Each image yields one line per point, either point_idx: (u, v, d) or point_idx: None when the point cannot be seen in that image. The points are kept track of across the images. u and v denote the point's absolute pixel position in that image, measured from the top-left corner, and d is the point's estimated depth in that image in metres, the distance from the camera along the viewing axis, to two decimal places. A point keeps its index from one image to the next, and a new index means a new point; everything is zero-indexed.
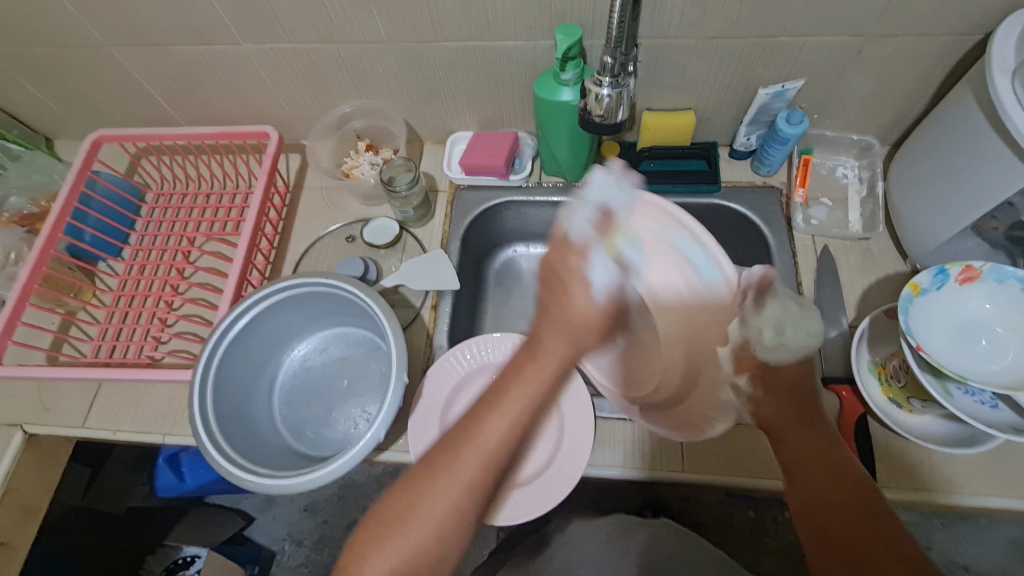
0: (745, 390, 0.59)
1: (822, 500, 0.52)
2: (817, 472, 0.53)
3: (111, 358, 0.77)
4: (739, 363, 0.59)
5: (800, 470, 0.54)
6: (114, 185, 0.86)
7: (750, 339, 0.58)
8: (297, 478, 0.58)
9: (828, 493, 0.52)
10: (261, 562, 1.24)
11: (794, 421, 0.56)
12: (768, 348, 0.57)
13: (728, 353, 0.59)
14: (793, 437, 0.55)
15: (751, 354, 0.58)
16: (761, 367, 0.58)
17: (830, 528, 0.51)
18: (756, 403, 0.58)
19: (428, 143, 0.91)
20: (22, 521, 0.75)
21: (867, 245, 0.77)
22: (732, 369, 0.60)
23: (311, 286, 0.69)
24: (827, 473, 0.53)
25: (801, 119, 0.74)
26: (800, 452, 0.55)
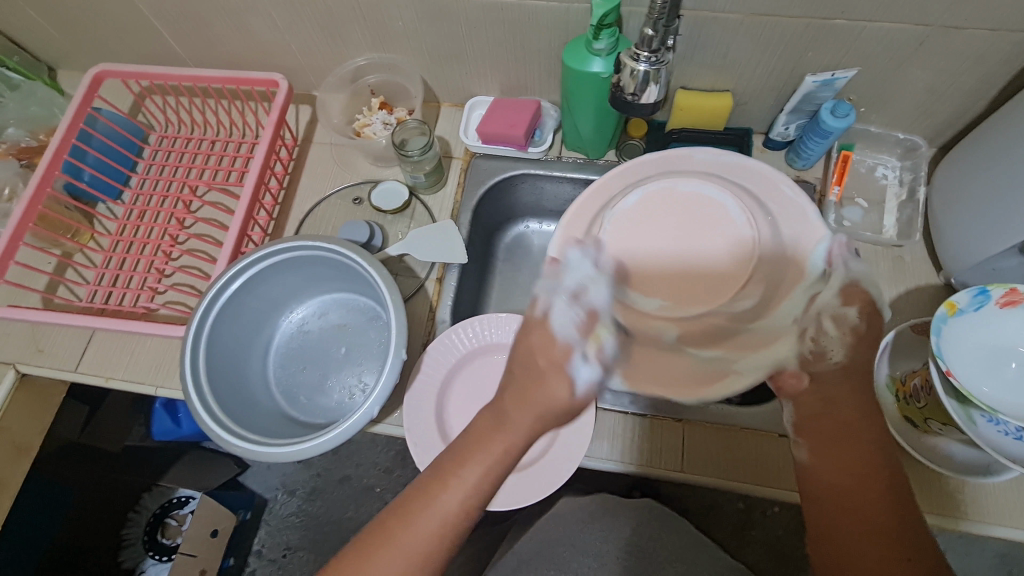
0: (851, 322, 0.53)
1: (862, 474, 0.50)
2: (839, 434, 0.52)
3: (106, 304, 0.75)
4: (848, 296, 0.53)
5: (841, 446, 0.51)
6: (116, 124, 0.82)
7: (860, 276, 0.53)
8: (287, 448, 0.57)
9: (857, 468, 0.50)
10: (254, 508, 1.25)
11: (841, 387, 0.53)
12: (876, 280, 0.53)
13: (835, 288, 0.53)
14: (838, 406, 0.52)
15: (861, 289, 0.53)
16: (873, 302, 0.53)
17: (856, 504, 0.49)
18: (859, 337, 0.53)
19: (446, 104, 0.86)
20: (14, 459, 0.75)
21: (899, 252, 0.73)
22: (840, 302, 0.53)
23: (312, 249, 0.66)
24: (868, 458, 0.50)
25: (847, 111, 0.68)
26: (844, 427, 0.52)
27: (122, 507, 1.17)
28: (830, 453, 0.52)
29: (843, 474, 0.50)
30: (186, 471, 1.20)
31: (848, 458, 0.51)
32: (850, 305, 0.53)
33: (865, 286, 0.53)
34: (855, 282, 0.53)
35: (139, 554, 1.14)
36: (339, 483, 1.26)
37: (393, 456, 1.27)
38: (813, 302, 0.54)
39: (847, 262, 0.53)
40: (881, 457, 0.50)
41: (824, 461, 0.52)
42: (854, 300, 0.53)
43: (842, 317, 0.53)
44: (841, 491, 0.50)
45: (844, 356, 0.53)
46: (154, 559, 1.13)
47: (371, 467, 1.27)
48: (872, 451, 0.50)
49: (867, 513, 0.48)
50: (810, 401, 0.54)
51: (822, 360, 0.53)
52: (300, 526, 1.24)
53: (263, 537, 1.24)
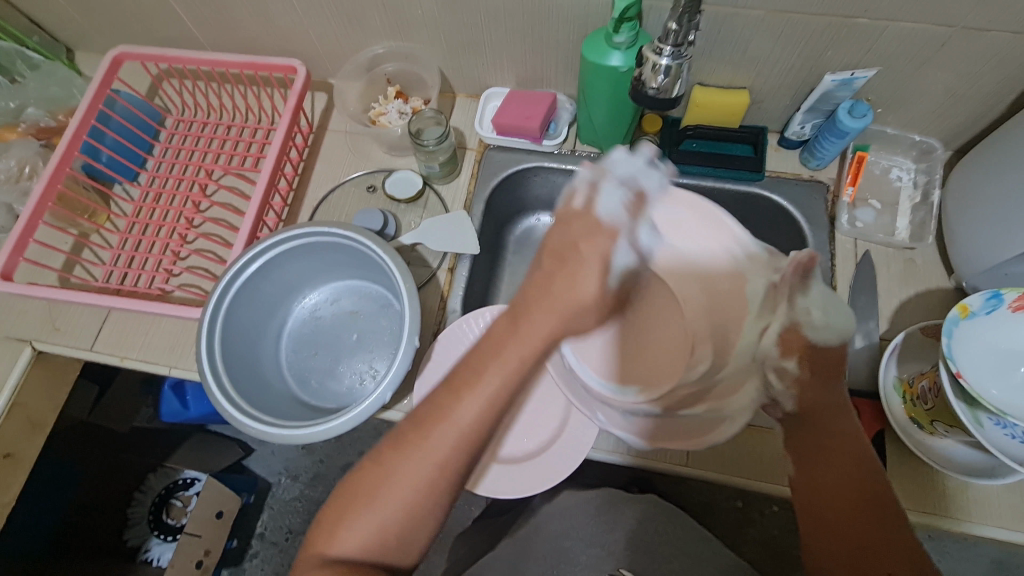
0: (792, 374, 0.56)
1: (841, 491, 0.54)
2: (823, 453, 0.55)
3: (122, 285, 0.76)
4: (788, 347, 0.55)
5: (822, 463, 0.55)
6: (134, 107, 0.83)
7: (799, 320, 0.55)
8: (300, 429, 0.58)
9: (838, 484, 0.54)
10: (258, 491, 1.27)
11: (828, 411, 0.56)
12: (817, 328, 0.55)
13: (776, 332, 0.56)
14: (816, 428, 0.56)
15: (800, 334, 0.55)
16: (811, 351, 0.55)
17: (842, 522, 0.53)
18: (801, 385, 0.55)
19: (461, 95, 0.87)
20: (29, 435, 0.76)
21: (911, 255, 0.73)
22: (779, 353, 0.56)
23: (328, 234, 0.66)
24: (848, 479, 0.54)
25: (864, 112, 0.68)
26: (827, 447, 0.55)
27: (128, 486, 1.19)
28: (814, 471, 0.55)
29: (824, 488, 0.55)
30: (193, 453, 1.25)
31: (828, 473, 0.55)
32: (788, 357, 0.56)
33: (804, 332, 0.55)
34: (795, 326, 0.55)
35: (144, 532, 1.16)
36: (343, 469, 1.27)
37: None
38: (762, 341, 0.57)
39: (792, 296, 0.55)
40: (859, 472, 0.54)
41: (810, 479, 0.56)
42: (794, 349, 0.55)
43: (784, 371, 0.56)
44: (827, 508, 0.54)
45: (794, 404, 0.56)
46: (158, 538, 1.15)
47: None
48: (851, 470, 0.54)
49: (847, 527, 0.53)
50: (797, 429, 0.58)
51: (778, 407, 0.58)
52: (302, 510, 1.26)
53: (266, 520, 1.26)
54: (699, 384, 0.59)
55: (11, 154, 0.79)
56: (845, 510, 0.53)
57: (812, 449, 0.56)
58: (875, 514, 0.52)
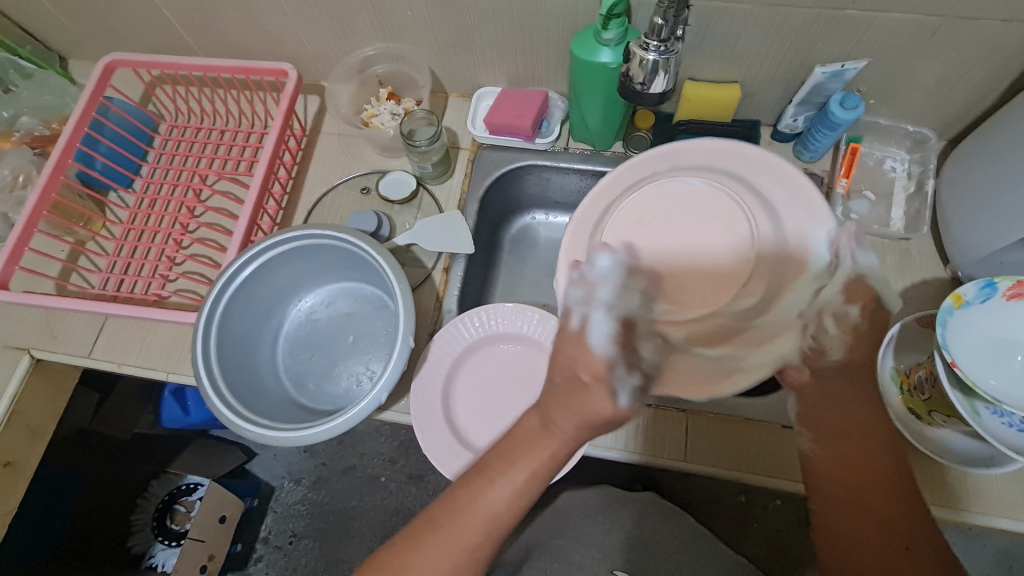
0: (852, 319, 0.55)
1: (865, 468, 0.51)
2: (845, 427, 0.54)
3: (118, 291, 0.77)
4: (853, 294, 0.55)
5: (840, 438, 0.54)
6: (127, 114, 0.83)
7: (863, 272, 0.55)
8: (296, 432, 0.58)
9: (859, 460, 0.52)
10: (261, 496, 1.27)
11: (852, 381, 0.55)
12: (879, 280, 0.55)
13: (842, 282, 0.55)
14: (843, 397, 0.55)
15: (865, 285, 0.55)
16: (875, 300, 0.55)
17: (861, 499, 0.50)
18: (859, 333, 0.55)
19: (454, 95, 0.87)
20: (29, 442, 0.77)
21: (906, 246, 0.72)
22: (844, 300, 0.55)
23: (321, 237, 0.66)
24: (868, 458, 0.52)
25: (856, 103, 0.68)
26: (849, 421, 0.54)
27: (131, 492, 1.19)
28: (836, 449, 0.53)
29: (845, 463, 0.52)
30: (195, 458, 1.23)
31: (852, 448, 0.53)
32: (853, 304, 0.55)
33: (866, 280, 0.55)
34: (857, 278, 0.55)
35: (149, 539, 1.16)
36: (344, 471, 1.28)
37: (398, 447, 1.28)
38: (822, 291, 0.55)
39: (855, 255, 0.54)
40: (882, 449, 0.52)
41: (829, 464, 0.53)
42: (858, 296, 0.55)
43: (844, 316, 0.55)
44: (846, 486, 0.52)
45: (843, 355, 0.56)
46: (163, 544, 1.15)
47: (376, 457, 1.28)
48: (875, 450, 0.52)
49: (866, 502, 0.50)
50: (823, 401, 0.56)
51: (822, 357, 0.56)
52: (305, 513, 1.26)
53: (269, 524, 1.26)
54: (737, 320, 0.55)
55: (5, 163, 0.79)
56: (870, 486, 0.51)
57: (833, 426, 0.54)
58: (899, 491, 0.50)
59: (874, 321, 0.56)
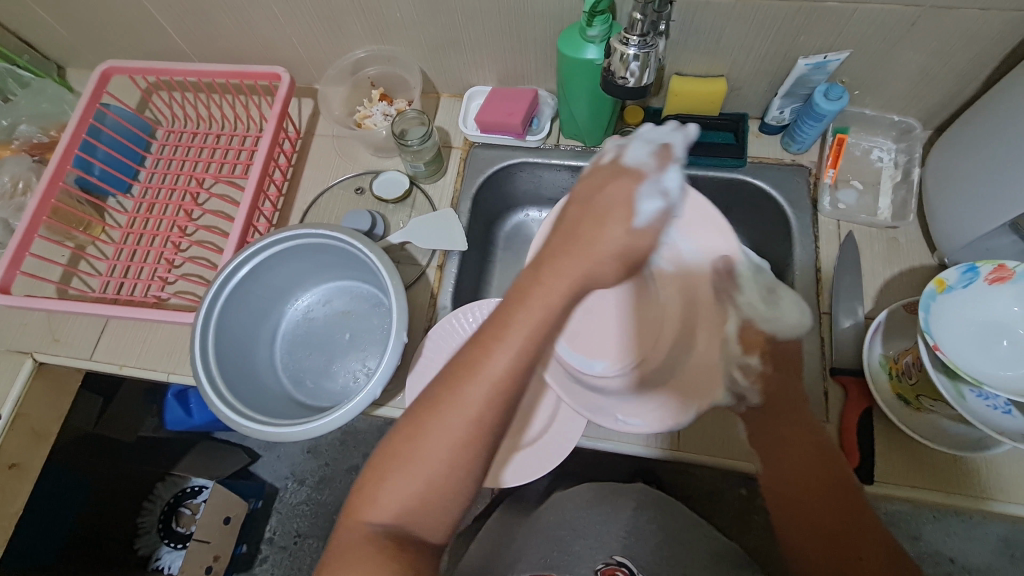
0: (755, 368, 0.63)
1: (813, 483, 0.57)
2: (787, 445, 0.60)
3: (118, 294, 0.78)
4: (749, 342, 0.64)
5: (784, 457, 0.59)
6: (124, 120, 0.84)
7: (750, 316, 0.64)
8: (293, 427, 0.59)
9: (807, 476, 0.58)
10: (265, 496, 1.28)
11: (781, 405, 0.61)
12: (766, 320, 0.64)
13: (734, 329, 0.65)
14: (777, 420, 0.61)
15: (755, 329, 0.64)
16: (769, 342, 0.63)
17: (815, 513, 0.56)
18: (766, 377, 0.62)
19: (445, 95, 0.88)
20: (34, 444, 0.78)
21: (894, 234, 0.73)
22: (743, 349, 0.64)
23: (315, 237, 0.67)
24: (809, 467, 0.58)
25: (841, 94, 0.69)
26: (788, 438, 0.60)
27: (138, 492, 1.22)
28: (780, 463, 0.59)
29: (793, 479, 0.58)
30: (200, 460, 1.25)
31: (799, 464, 0.58)
32: (753, 352, 0.63)
33: (757, 326, 0.64)
34: (748, 322, 0.64)
35: (155, 541, 1.19)
36: (347, 471, 1.29)
37: None
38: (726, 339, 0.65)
39: (733, 297, 0.65)
40: (823, 463, 0.58)
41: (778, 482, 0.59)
42: (753, 344, 0.63)
43: (747, 365, 0.63)
44: (798, 502, 0.58)
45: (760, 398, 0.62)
46: (168, 546, 1.18)
47: None
48: (823, 462, 0.58)
49: (816, 515, 0.56)
50: (760, 418, 0.62)
51: (744, 401, 0.63)
52: (310, 513, 1.27)
53: (274, 525, 1.27)
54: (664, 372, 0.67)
55: (5, 170, 0.81)
56: (818, 495, 0.57)
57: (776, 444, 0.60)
58: (841, 500, 0.55)
59: (776, 362, 0.63)
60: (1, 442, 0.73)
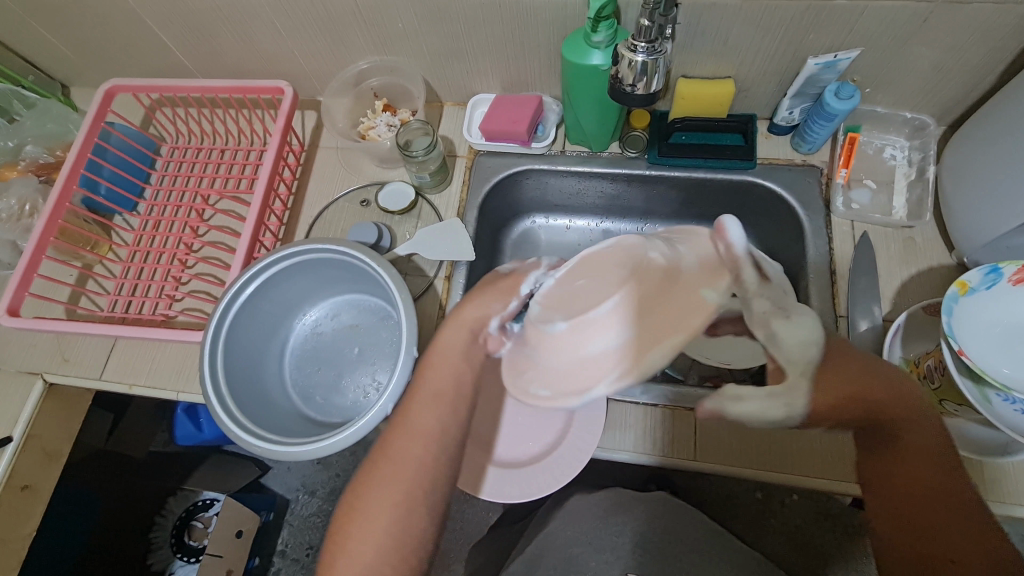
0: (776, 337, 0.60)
1: (911, 453, 0.51)
2: (890, 411, 0.53)
3: (126, 313, 0.78)
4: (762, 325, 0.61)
5: (886, 422, 0.53)
6: (129, 138, 0.84)
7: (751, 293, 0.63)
8: (304, 446, 0.58)
9: (908, 446, 0.51)
10: (277, 509, 1.28)
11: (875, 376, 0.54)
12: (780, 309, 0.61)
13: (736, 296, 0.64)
14: (882, 386, 0.53)
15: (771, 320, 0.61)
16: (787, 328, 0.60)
17: (910, 486, 0.50)
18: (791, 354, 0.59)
19: (448, 104, 0.87)
20: (46, 465, 0.78)
21: (910, 234, 0.72)
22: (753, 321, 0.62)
23: (322, 251, 0.67)
24: (938, 481, 0.49)
25: (852, 93, 0.67)
26: (887, 404, 0.53)
27: (149, 510, 1.19)
28: (880, 431, 0.53)
29: (891, 447, 0.52)
30: (210, 475, 1.24)
31: (901, 432, 0.52)
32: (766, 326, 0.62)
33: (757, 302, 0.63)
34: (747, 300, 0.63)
35: (167, 556, 1.16)
36: None
37: None
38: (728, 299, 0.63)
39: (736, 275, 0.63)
40: (929, 433, 0.51)
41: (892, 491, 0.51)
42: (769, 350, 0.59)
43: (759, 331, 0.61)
44: (890, 473, 0.51)
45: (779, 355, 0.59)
46: (181, 560, 1.15)
47: None
48: (924, 431, 0.51)
49: (911, 487, 0.50)
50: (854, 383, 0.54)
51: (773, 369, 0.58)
52: (322, 525, 1.27)
53: (286, 537, 1.27)
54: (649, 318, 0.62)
55: (11, 192, 0.81)
56: (913, 466, 0.51)
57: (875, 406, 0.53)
58: (941, 476, 0.50)
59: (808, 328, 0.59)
60: (13, 465, 0.73)
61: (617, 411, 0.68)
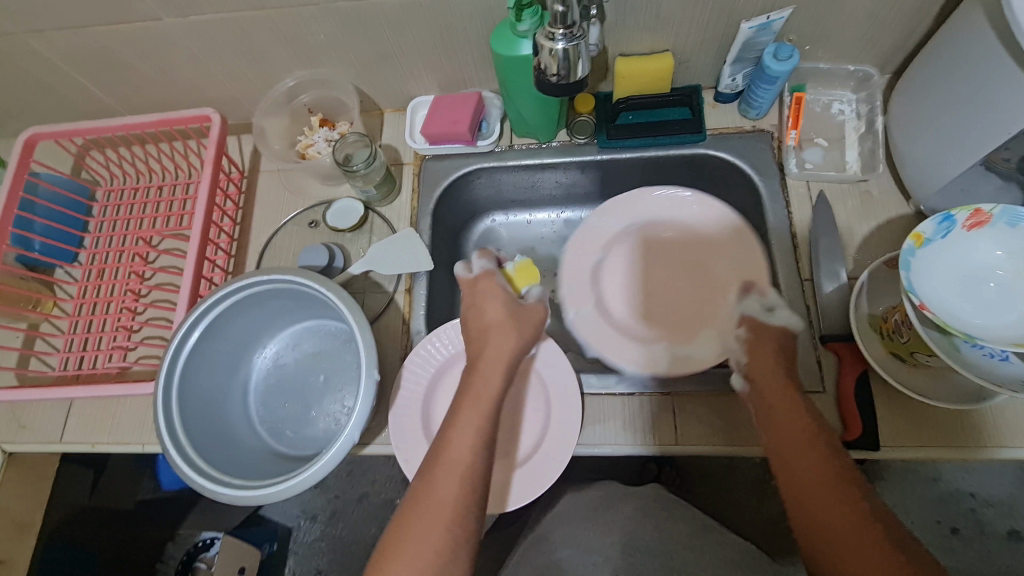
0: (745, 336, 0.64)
1: (801, 440, 0.51)
2: (787, 410, 0.54)
3: (80, 370, 0.75)
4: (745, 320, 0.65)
5: (777, 417, 0.54)
6: (57, 187, 0.80)
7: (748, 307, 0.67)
8: (271, 488, 0.56)
9: (800, 440, 0.51)
10: (279, 539, 1.26)
11: (776, 371, 0.58)
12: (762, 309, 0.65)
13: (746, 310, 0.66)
14: (769, 385, 0.57)
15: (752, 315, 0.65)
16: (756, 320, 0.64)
17: (805, 477, 0.49)
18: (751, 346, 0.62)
19: (388, 111, 0.84)
20: (19, 537, 0.80)
21: (865, 187, 0.71)
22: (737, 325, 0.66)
23: (269, 282, 0.64)
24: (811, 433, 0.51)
25: (790, 53, 0.66)
26: (774, 404, 0.55)
27: (145, 563, 1.16)
28: (775, 429, 0.53)
29: (789, 438, 0.52)
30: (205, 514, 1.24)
31: (793, 425, 0.52)
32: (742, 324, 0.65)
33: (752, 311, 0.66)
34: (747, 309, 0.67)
35: None
36: (358, 501, 1.26)
37: None
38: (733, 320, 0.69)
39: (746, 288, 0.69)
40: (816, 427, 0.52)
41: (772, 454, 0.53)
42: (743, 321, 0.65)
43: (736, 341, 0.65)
44: (785, 459, 0.51)
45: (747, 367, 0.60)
46: None
47: (386, 481, 1.27)
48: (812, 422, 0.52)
49: (808, 478, 0.49)
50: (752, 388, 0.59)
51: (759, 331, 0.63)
52: (327, 549, 1.25)
53: (293, 565, 1.25)
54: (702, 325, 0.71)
55: None
56: (809, 456, 0.50)
57: (767, 412, 0.55)
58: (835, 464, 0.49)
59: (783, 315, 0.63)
60: None
61: (590, 405, 0.67)
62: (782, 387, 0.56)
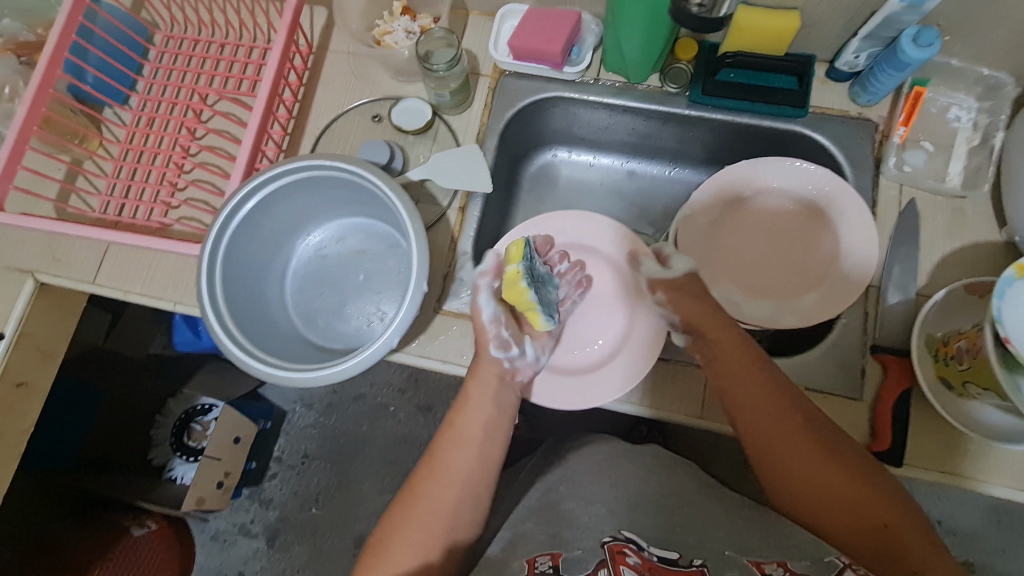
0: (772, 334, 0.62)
1: (776, 430, 0.56)
2: (746, 392, 0.59)
3: (120, 217, 0.74)
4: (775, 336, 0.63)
5: (746, 404, 0.58)
6: (117, 21, 0.76)
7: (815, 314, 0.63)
8: (303, 372, 0.56)
9: (773, 425, 0.57)
10: (274, 418, 1.30)
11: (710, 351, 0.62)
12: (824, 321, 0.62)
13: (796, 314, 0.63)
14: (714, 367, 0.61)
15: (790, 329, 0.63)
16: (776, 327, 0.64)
17: (796, 461, 0.55)
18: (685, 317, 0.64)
19: (475, 13, 0.78)
20: (41, 363, 0.78)
21: (960, 204, 0.67)
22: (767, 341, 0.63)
23: (330, 168, 0.62)
24: (777, 409, 0.57)
25: (932, 40, 0.60)
26: (740, 392, 0.59)
27: (148, 411, 1.17)
28: (750, 415, 0.58)
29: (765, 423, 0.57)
30: (210, 378, 1.21)
31: (765, 410, 0.58)
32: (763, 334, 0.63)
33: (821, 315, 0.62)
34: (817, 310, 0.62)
35: (167, 453, 1.14)
36: (356, 399, 1.30)
37: (409, 378, 1.29)
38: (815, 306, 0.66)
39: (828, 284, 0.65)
40: (776, 400, 0.58)
41: (742, 417, 0.58)
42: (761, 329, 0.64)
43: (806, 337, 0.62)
44: (769, 446, 0.56)
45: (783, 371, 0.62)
46: (181, 458, 1.13)
47: (386, 387, 1.29)
48: (774, 399, 0.58)
49: (796, 459, 0.55)
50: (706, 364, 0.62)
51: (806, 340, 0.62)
52: (318, 436, 1.29)
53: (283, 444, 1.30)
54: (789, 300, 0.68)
55: None
56: (788, 439, 0.56)
57: (734, 402, 0.59)
58: (806, 436, 0.56)
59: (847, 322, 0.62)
60: (5, 360, 0.72)
61: (623, 362, 0.66)
62: (745, 362, 0.60)
